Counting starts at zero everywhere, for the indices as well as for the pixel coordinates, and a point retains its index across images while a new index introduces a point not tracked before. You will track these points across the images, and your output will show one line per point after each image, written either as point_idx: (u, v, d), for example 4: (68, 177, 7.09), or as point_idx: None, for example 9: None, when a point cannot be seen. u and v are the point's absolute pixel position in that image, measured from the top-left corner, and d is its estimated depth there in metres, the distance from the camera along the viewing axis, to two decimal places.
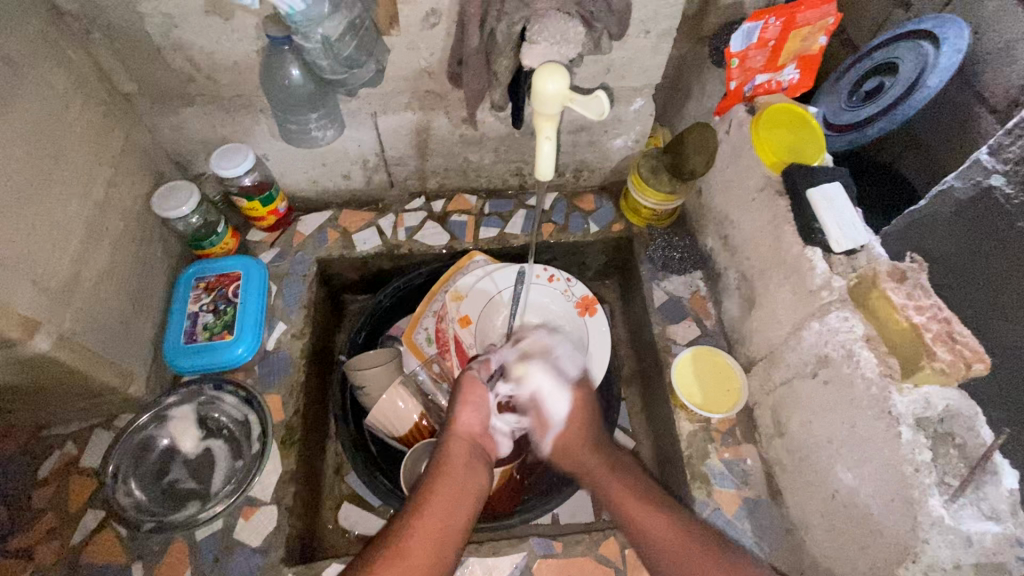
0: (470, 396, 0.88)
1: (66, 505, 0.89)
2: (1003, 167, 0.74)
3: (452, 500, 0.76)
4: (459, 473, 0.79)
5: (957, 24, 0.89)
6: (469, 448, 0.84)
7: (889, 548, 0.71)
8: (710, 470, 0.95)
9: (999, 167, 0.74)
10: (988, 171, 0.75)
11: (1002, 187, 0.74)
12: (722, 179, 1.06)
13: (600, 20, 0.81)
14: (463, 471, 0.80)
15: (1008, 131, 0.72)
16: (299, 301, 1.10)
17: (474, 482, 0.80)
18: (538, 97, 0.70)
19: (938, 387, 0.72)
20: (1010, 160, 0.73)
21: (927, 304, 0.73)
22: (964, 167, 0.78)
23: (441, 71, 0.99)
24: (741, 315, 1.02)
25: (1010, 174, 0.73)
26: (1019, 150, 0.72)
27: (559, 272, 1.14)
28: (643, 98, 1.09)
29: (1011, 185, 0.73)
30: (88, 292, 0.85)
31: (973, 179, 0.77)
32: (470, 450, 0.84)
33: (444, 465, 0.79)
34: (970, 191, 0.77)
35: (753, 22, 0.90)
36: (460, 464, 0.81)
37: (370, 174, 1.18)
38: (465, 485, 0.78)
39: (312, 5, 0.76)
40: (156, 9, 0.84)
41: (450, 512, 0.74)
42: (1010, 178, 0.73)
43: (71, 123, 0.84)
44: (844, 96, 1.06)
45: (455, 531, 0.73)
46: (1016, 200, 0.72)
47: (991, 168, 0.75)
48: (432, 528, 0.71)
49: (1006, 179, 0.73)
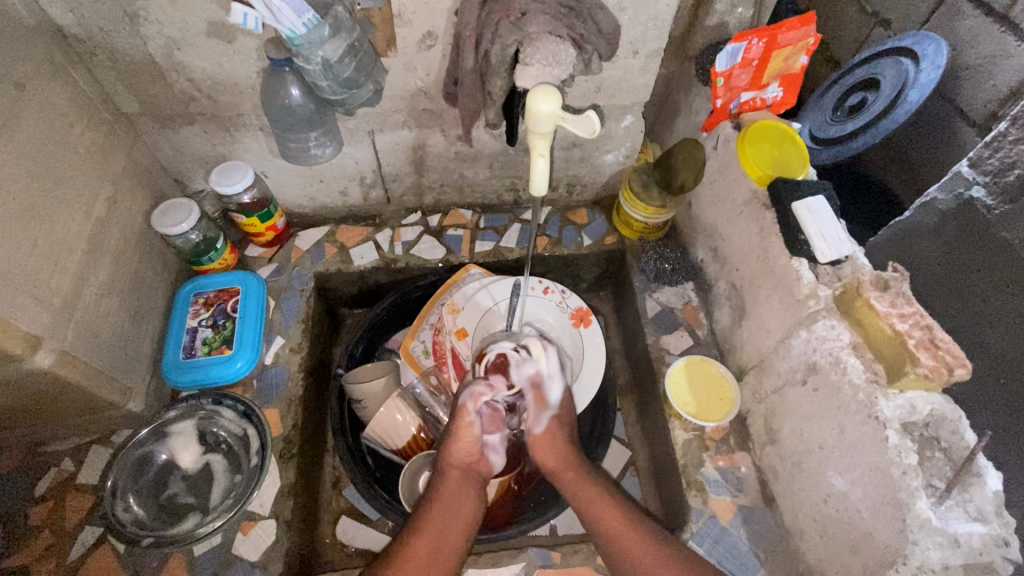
0: (463, 413, 0.95)
1: (62, 522, 0.89)
2: (983, 179, 0.81)
3: (444, 518, 0.85)
4: (451, 494, 0.88)
5: (934, 42, 0.95)
6: (461, 474, 0.92)
7: (880, 551, 0.72)
8: (705, 478, 0.97)
9: (979, 178, 0.82)
10: (969, 183, 0.83)
11: (983, 198, 0.81)
12: (711, 192, 1.08)
13: (590, 42, 0.85)
14: (455, 494, 0.88)
15: (987, 144, 0.80)
16: (296, 315, 1.11)
17: (468, 503, 0.88)
18: (531, 117, 0.72)
19: (921, 391, 0.75)
20: (989, 171, 0.80)
21: (909, 311, 0.76)
22: (947, 180, 0.86)
23: (437, 90, 1.01)
24: (732, 324, 1.04)
25: (990, 186, 0.81)
26: (997, 162, 0.79)
27: (554, 284, 1.15)
28: (632, 115, 1.12)
29: (992, 196, 0.80)
30: (89, 309, 0.86)
31: (955, 190, 0.84)
32: (462, 474, 0.92)
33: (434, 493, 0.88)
34: (953, 202, 0.84)
35: (737, 43, 0.92)
36: (452, 488, 0.89)
37: (367, 190, 1.20)
38: (456, 507, 0.87)
39: (313, 30, 0.79)
40: (159, 32, 0.86)
41: (442, 530, 0.83)
42: (991, 190, 0.80)
43: (74, 142, 0.86)
44: (828, 111, 1.09)
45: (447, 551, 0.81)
46: (997, 209, 0.80)
47: (972, 179, 0.82)
48: (427, 544, 0.81)
49: (985, 190, 0.81)
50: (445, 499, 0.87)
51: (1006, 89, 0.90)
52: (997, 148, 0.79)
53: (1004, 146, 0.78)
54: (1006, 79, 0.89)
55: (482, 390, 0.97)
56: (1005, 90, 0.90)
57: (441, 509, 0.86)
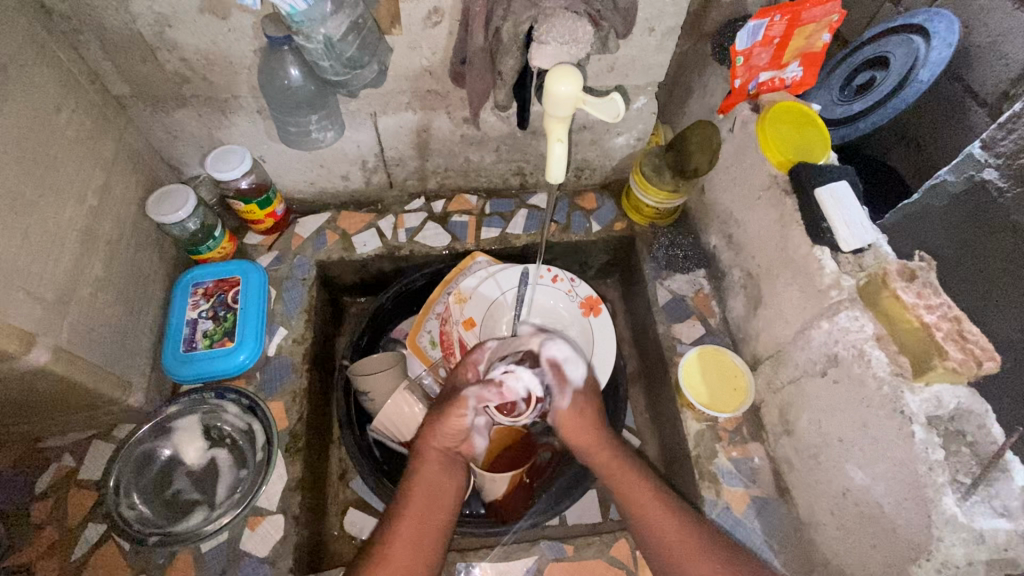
0: (460, 405, 0.85)
1: (65, 519, 0.86)
2: (996, 161, 0.78)
3: (427, 508, 0.79)
4: (432, 480, 0.81)
5: (947, 19, 0.91)
6: (444, 457, 0.84)
7: (902, 546, 0.71)
8: (718, 470, 0.95)
9: (991, 160, 0.79)
10: (981, 165, 0.80)
11: (995, 180, 0.79)
12: (727, 177, 1.05)
13: (607, 19, 0.81)
14: (438, 479, 0.82)
15: (1000, 125, 0.77)
16: (299, 306, 1.08)
17: (451, 484, 0.82)
18: (550, 100, 0.68)
19: (949, 385, 0.72)
20: (1001, 154, 0.78)
21: (936, 303, 0.73)
22: (957, 162, 0.83)
23: (443, 70, 0.97)
24: (746, 313, 1.02)
25: (1002, 168, 0.78)
26: (1011, 144, 0.76)
27: (563, 272, 1.13)
28: (645, 96, 1.08)
29: (1004, 178, 0.78)
30: (84, 302, 0.82)
31: (966, 173, 0.82)
32: (446, 457, 0.85)
33: (414, 477, 0.82)
34: (964, 184, 0.82)
35: (759, 19, 0.88)
36: (436, 473, 0.82)
37: (369, 174, 1.16)
38: (439, 493, 0.80)
39: (314, 5, 0.73)
40: (149, 8, 0.81)
41: (425, 515, 0.78)
42: (1002, 172, 0.78)
43: (62, 126, 0.81)
44: (835, 91, 1.06)
45: (429, 540, 0.76)
46: (1008, 192, 0.77)
47: (984, 162, 0.80)
48: (408, 537, 0.75)
49: (999, 172, 0.78)
50: (425, 486, 0.81)
51: (1017, 69, 0.86)
52: (1011, 130, 0.76)
53: (1018, 127, 0.75)
54: (1018, 58, 0.86)
55: (490, 392, 0.86)
56: (1017, 68, 0.86)
57: (422, 497, 0.79)
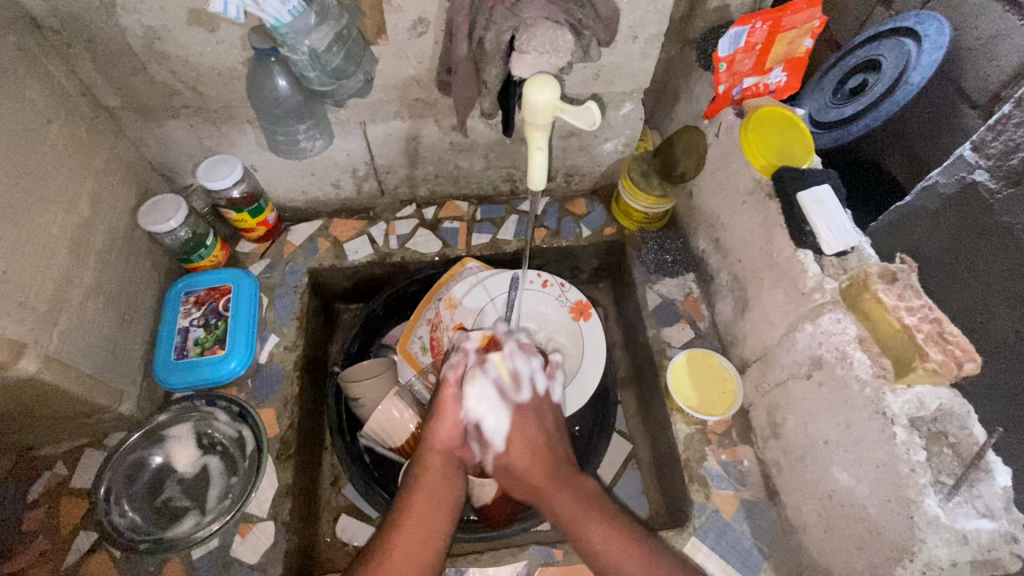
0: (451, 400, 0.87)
1: (56, 527, 0.87)
2: (986, 163, 0.78)
3: (427, 516, 0.79)
4: (432, 486, 0.82)
5: (937, 21, 0.91)
6: (446, 460, 0.85)
7: (886, 548, 0.71)
8: (707, 473, 0.96)
9: (982, 162, 0.79)
10: (972, 167, 0.80)
11: (986, 182, 0.79)
12: (713, 182, 1.06)
13: (588, 27, 0.82)
14: (436, 489, 0.82)
15: (991, 127, 0.77)
16: (291, 313, 1.09)
17: (453, 491, 0.83)
18: (529, 108, 0.69)
19: (931, 386, 0.72)
20: (992, 156, 0.78)
21: (917, 305, 0.73)
22: (948, 164, 0.83)
23: (430, 79, 0.98)
24: (734, 316, 1.03)
25: (992, 169, 0.78)
26: (1001, 145, 0.76)
27: (553, 278, 1.14)
28: (632, 102, 1.09)
29: (995, 180, 0.78)
30: (74, 312, 0.83)
31: (958, 175, 0.82)
32: (448, 459, 0.85)
33: (416, 484, 0.82)
34: (955, 186, 0.82)
35: (740, 26, 0.89)
36: (434, 482, 0.82)
37: (360, 182, 1.17)
38: (441, 497, 0.81)
39: (298, 18, 0.75)
40: (138, 21, 0.83)
41: (425, 525, 0.78)
42: (993, 173, 0.78)
43: (54, 138, 0.82)
44: (828, 94, 1.06)
45: (430, 546, 0.77)
46: (999, 194, 0.77)
47: (975, 163, 0.80)
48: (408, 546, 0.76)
49: (989, 174, 0.78)
50: (427, 490, 0.82)
51: (1009, 71, 0.86)
52: (1001, 131, 0.76)
53: (1008, 129, 0.75)
54: (1010, 59, 0.86)
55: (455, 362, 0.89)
56: (1009, 71, 0.86)
57: (422, 503, 0.80)
